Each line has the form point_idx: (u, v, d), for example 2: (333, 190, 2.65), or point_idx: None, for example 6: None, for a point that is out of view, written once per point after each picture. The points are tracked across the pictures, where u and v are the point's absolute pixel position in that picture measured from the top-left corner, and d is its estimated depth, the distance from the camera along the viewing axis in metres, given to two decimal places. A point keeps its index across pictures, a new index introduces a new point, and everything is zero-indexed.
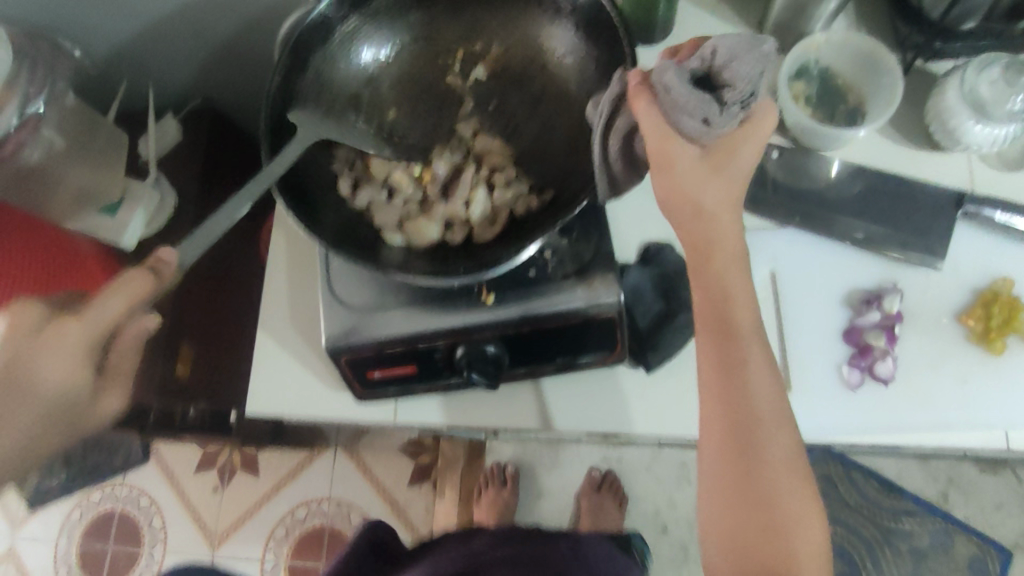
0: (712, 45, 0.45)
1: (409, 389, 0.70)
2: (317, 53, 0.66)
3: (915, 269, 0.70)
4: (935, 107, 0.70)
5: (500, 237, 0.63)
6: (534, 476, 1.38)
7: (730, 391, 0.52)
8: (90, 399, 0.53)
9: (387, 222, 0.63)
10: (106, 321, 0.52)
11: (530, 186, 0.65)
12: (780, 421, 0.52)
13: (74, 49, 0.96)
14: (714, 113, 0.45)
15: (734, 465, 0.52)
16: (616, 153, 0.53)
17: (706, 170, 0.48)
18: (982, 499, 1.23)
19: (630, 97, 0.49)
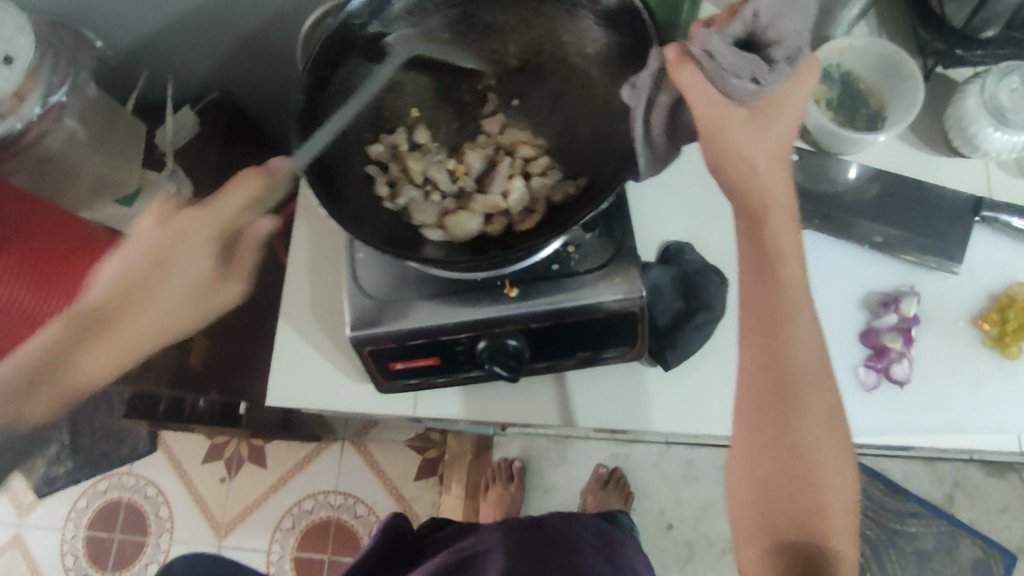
0: (754, 5, 0.45)
1: (429, 380, 0.71)
2: (339, 62, 0.65)
3: (932, 273, 0.71)
4: (954, 113, 0.71)
5: (540, 225, 0.63)
6: (541, 471, 1.39)
7: (763, 362, 0.52)
8: (216, 289, 0.56)
9: (427, 219, 0.65)
10: (227, 218, 0.55)
11: (564, 175, 0.66)
12: (818, 388, 0.52)
13: (97, 40, 0.98)
14: (763, 73, 0.46)
15: (769, 431, 0.52)
16: (660, 128, 0.53)
17: (753, 132, 0.49)
18: (986, 502, 1.25)
19: (670, 69, 0.49)
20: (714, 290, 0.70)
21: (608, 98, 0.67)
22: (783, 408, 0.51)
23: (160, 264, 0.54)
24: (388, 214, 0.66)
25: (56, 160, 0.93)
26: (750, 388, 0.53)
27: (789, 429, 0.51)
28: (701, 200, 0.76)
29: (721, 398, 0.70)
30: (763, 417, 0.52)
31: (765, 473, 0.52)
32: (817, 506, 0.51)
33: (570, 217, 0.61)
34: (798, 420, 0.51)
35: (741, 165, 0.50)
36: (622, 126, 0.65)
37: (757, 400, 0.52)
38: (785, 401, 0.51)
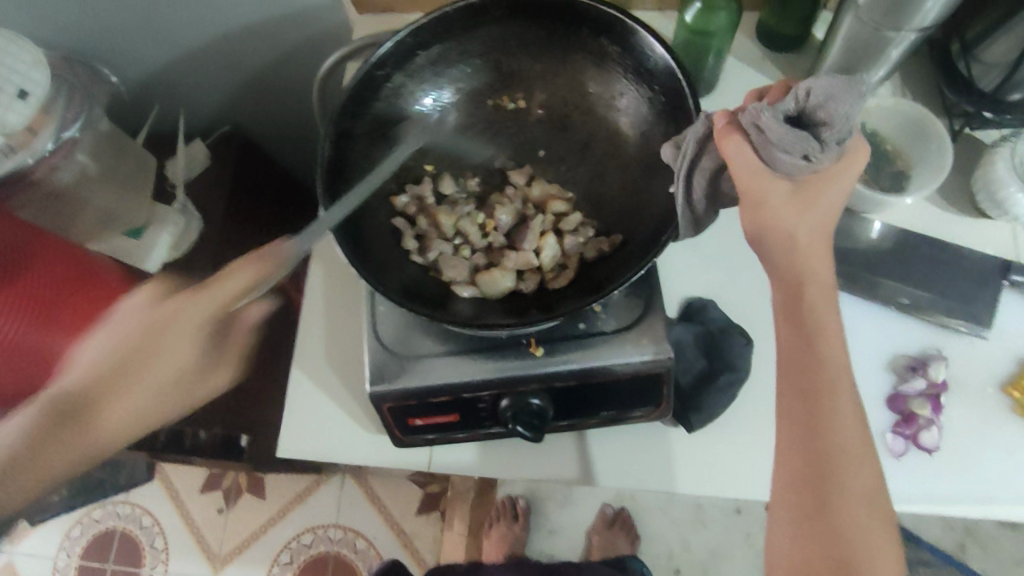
0: (807, 84, 0.46)
1: (449, 436, 0.69)
2: (362, 112, 0.65)
3: (961, 337, 0.70)
4: (982, 178, 0.71)
5: (574, 283, 0.63)
6: (547, 510, 1.37)
7: (804, 439, 0.51)
8: (214, 367, 0.56)
9: (457, 276, 0.63)
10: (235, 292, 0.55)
11: (596, 231, 0.66)
12: (860, 462, 0.50)
13: (111, 76, 0.98)
14: (814, 151, 0.47)
15: (808, 505, 0.50)
16: (701, 192, 0.54)
17: (793, 209, 0.49)
18: (998, 552, 1.24)
19: (718, 137, 0.50)
20: (739, 350, 0.69)
21: (638, 152, 0.67)
22: (823, 480, 0.50)
23: (145, 350, 0.53)
24: (416, 269, 0.64)
25: (65, 196, 0.90)
26: (788, 461, 0.52)
27: (830, 506, 0.50)
28: (725, 254, 0.75)
29: (747, 459, 0.68)
30: (804, 491, 0.50)
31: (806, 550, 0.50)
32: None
33: (609, 280, 0.61)
34: (837, 496, 0.50)
35: (783, 238, 0.51)
36: (656, 184, 0.64)
37: (796, 472, 0.51)
38: (825, 474, 0.50)
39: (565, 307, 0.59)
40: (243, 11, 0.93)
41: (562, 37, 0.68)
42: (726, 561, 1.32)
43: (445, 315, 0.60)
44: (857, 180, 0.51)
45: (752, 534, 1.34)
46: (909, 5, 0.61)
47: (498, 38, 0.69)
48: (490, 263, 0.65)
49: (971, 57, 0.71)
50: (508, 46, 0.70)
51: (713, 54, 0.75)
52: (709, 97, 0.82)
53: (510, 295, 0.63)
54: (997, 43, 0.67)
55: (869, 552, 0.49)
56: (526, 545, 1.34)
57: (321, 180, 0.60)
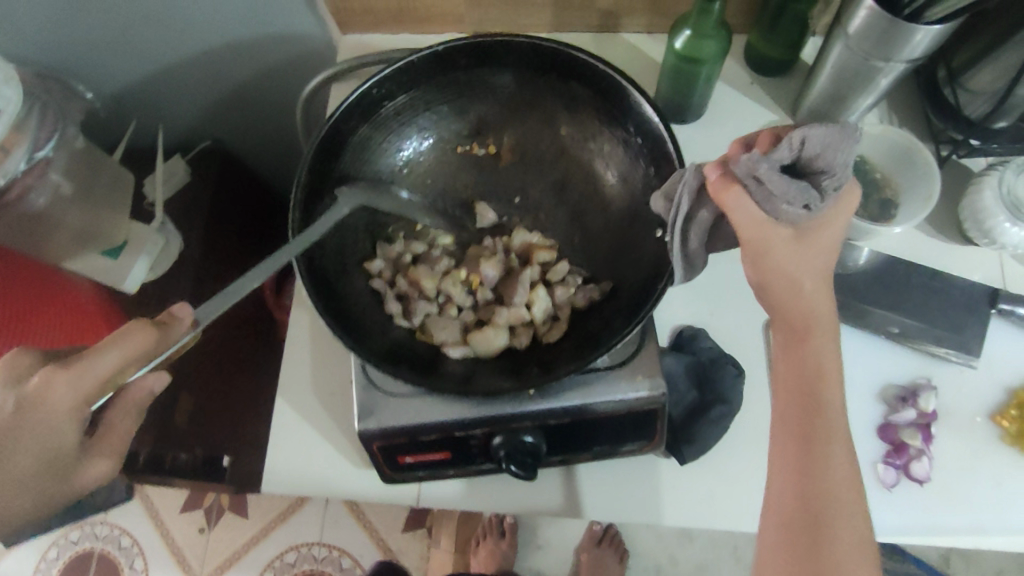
0: (804, 134, 0.45)
1: (439, 472, 0.67)
2: (331, 170, 0.64)
3: (950, 365, 0.70)
4: (970, 206, 0.71)
5: (568, 335, 0.62)
6: (535, 527, 1.36)
7: (796, 485, 0.50)
8: (81, 463, 0.50)
9: (449, 337, 0.62)
10: (98, 384, 0.49)
11: (584, 278, 0.66)
12: (851, 507, 0.50)
13: (86, 92, 0.94)
14: (815, 200, 0.46)
15: (799, 554, 0.49)
16: (699, 241, 0.53)
17: (795, 252, 0.49)
18: (983, 564, 1.26)
19: (714, 192, 0.48)
20: (731, 382, 0.69)
21: (617, 196, 0.67)
22: (813, 530, 0.49)
23: (3, 445, 0.47)
24: (403, 333, 0.63)
25: (40, 218, 0.89)
26: (781, 502, 0.51)
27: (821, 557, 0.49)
28: (714, 282, 0.75)
29: (742, 490, 0.68)
30: (794, 541, 0.49)
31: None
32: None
33: (604, 330, 0.60)
34: (829, 543, 0.49)
35: (781, 279, 0.50)
36: (639, 225, 0.64)
37: (791, 514, 0.50)
38: (815, 520, 0.49)
39: (562, 362, 0.58)
40: (224, 30, 0.90)
41: (530, 80, 0.67)
42: None
43: (438, 380, 0.58)
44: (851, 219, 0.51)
45: (740, 548, 1.33)
46: (899, 36, 0.60)
47: (463, 83, 0.68)
48: (479, 321, 0.64)
49: (958, 85, 0.71)
50: (477, 93, 0.69)
51: (703, 80, 0.75)
52: (698, 121, 0.81)
53: (503, 353, 0.62)
54: (984, 72, 0.67)
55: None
56: (514, 563, 1.32)
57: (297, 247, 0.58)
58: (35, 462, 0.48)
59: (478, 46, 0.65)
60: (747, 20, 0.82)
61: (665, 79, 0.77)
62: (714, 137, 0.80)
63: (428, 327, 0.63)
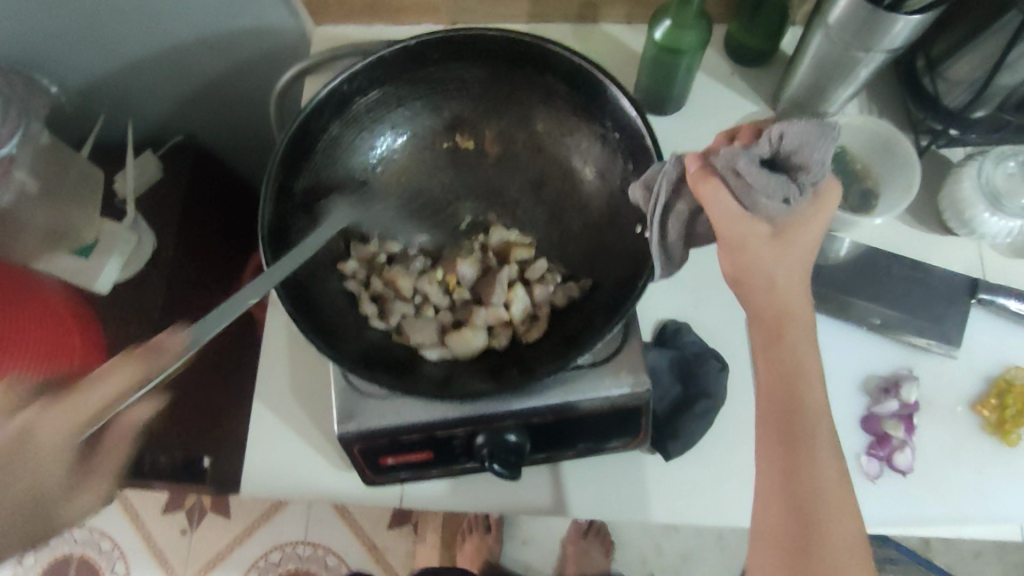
0: (781, 128, 0.45)
1: (422, 473, 0.66)
2: (302, 169, 0.62)
3: (930, 356, 0.70)
4: (950, 196, 0.71)
5: (548, 334, 0.61)
6: (521, 521, 1.35)
7: (782, 481, 0.50)
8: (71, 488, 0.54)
9: (425, 339, 0.61)
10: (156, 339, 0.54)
11: (563, 276, 0.64)
12: (839, 502, 0.50)
13: (50, 85, 0.90)
14: (792, 194, 0.47)
15: (788, 551, 0.49)
16: (677, 233, 0.53)
17: (775, 247, 0.49)
18: (961, 548, 1.29)
19: (691, 182, 0.49)
20: (714, 377, 0.68)
21: (595, 192, 0.66)
22: (802, 527, 0.49)
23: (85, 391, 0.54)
24: (379, 336, 0.61)
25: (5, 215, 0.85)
26: (768, 500, 0.51)
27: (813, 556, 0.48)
28: (696, 274, 0.74)
29: (726, 484, 0.67)
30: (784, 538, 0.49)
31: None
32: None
33: (585, 330, 0.59)
34: (818, 541, 0.49)
35: (764, 275, 0.50)
36: (619, 220, 0.63)
37: (779, 514, 0.50)
38: (804, 520, 0.49)
39: (542, 363, 0.57)
40: (194, 21, 0.87)
41: (506, 75, 0.66)
42: (701, 565, 1.32)
43: (416, 383, 0.57)
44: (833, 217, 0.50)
45: (724, 537, 1.34)
46: (880, 26, 0.60)
47: (437, 78, 0.66)
48: (457, 322, 0.63)
49: (937, 74, 0.71)
50: (450, 89, 0.67)
51: (683, 71, 0.74)
52: (678, 113, 0.80)
53: (482, 354, 0.61)
54: (963, 61, 0.67)
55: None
56: (501, 557, 1.32)
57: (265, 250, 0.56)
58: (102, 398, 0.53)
59: (451, 40, 0.63)
60: (727, 9, 0.81)
61: (644, 71, 0.76)
62: (695, 128, 0.79)
63: (404, 329, 0.62)
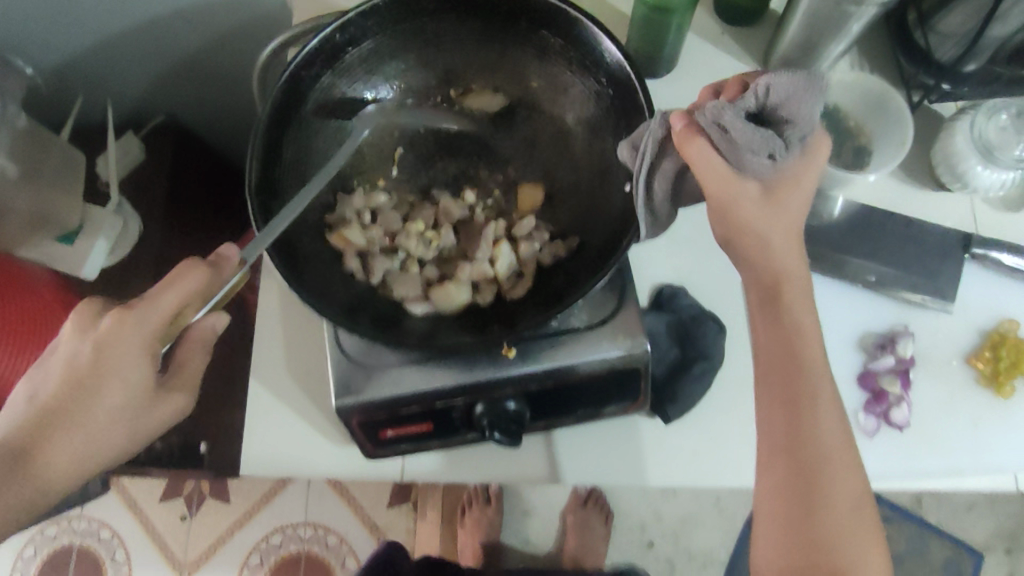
0: (767, 81, 0.44)
1: (423, 445, 0.66)
2: (290, 120, 0.61)
3: (925, 311, 0.70)
4: (942, 151, 0.71)
5: (534, 291, 0.60)
6: (520, 494, 1.35)
7: (783, 439, 0.50)
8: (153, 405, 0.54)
9: (409, 293, 0.60)
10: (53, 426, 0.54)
11: (550, 235, 0.63)
12: (841, 460, 0.50)
13: (26, 66, 0.87)
14: (779, 149, 0.45)
15: (792, 508, 0.50)
16: (663, 192, 0.51)
17: (765, 210, 0.49)
18: (954, 502, 1.31)
19: (676, 142, 0.48)
20: (712, 340, 0.68)
21: (586, 150, 0.65)
22: (806, 488, 0.50)
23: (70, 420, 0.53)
24: (363, 289, 0.61)
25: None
26: (772, 463, 0.51)
27: (815, 511, 0.49)
28: (691, 236, 0.74)
29: (726, 446, 0.68)
30: (788, 496, 0.50)
31: (795, 558, 0.49)
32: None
33: (570, 287, 0.58)
34: (822, 499, 0.49)
35: (762, 238, 0.49)
36: (609, 180, 0.63)
37: (784, 477, 0.50)
38: (807, 478, 0.50)
39: (527, 319, 0.56)
40: None
41: (498, 31, 0.65)
42: (699, 529, 1.34)
43: (397, 336, 0.56)
44: (822, 171, 0.49)
45: (722, 501, 1.35)
46: None
47: (431, 31, 0.65)
48: (443, 277, 0.63)
49: (928, 28, 0.70)
50: (443, 43, 0.66)
51: (673, 29, 0.72)
52: (668, 75, 0.79)
53: (467, 309, 0.60)
54: (953, 13, 0.66)
55: (854, 557, 0.49)
56: (501, 529, 1.33)
57: (252, 203, 0.56)
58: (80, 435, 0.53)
59: None
60: None
61: (633, 32, 0.74)
62: (685, 91, 0.79)
63: (388, 282, 0.61)
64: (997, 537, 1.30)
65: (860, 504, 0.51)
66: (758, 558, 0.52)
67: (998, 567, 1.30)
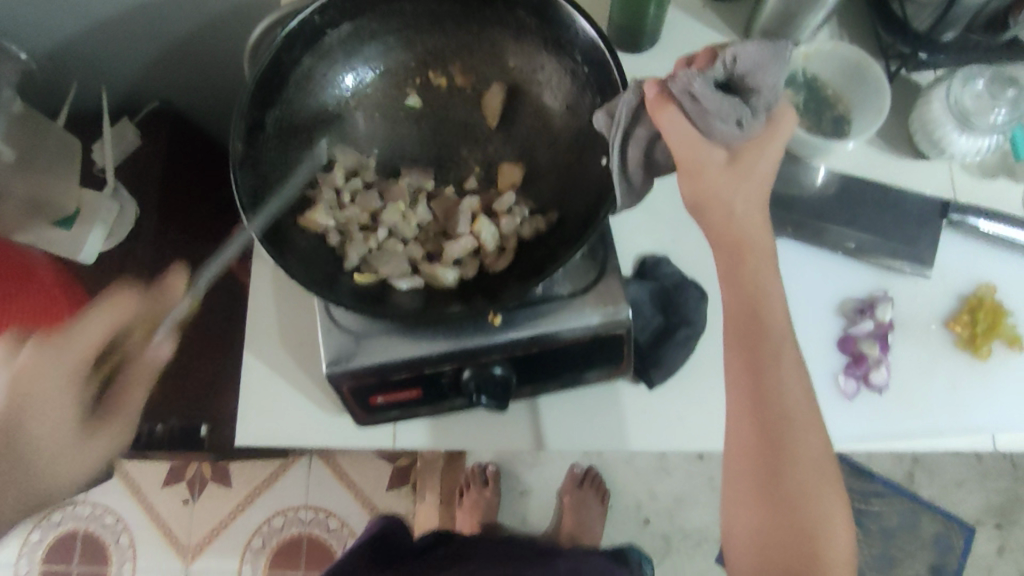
0: (735, 51, 0.46)
1: (412, 412, 0.68)
2: (272, 99, 0.62)
3: (904, 277, 0.72)
4: (919, 117, 0.72)
5: (515, 264, 0.62)
6: (517, 474, 1.36)
7: (752, 399, 0.52)
8: (85, 435, 0.54)
9: (393, 270, 0.61)
10: (89, 348, 0.54)
11: (530, 209, 0.64)
12: (809, 420, 0.52)
13: (20, 52, 0.88)
14: (746, 117, 0.47)
15: (762, 467, 0.51)
16: (636, 161, 0.53)
17: (731, 175, 0.49)
18: (944, 477, 1.32)
19: (649, 110, 0.49)
20: (694, 305, 0.70)
21: (564, 124, 0.66)
22: (775, 446, 0.51)
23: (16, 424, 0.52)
24: (349, 266, 0.61)
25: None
26: (741, 423, 0.53)
27: (783, 467, 0.51)
28: (675, 207, 0.75)
29: (708, 411, 0.70)
30: (757, 456, 0.52)
31: (767, 511, 0.51)
32: (812, 546, 0.50)
33: (550, 259, 0.60)
34: (790, 458, 0.51)
35: (731, 204, 0.51)
36: (585, 152, 0.64)
37: (754, 436, 0.52)
38: (776, 436, 0.51)
39: (510, 291, 0.58)
40: None
41: (476, 10, 0.66)
42: (694, 506, 1.36)
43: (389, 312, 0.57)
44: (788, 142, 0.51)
45: (716, 479, 1.37)
46: None
47: (408, 11, 0.66)
48: (427, 254, 0.63)
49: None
50: (421, 22, 0.67)
51: (654, 4, 0.72)
52: (651, 50, 0.80)
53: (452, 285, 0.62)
54: None
55: (819, 510, 0.51)
56: (500, 510, 1.33)
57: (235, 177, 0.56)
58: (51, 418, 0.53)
59: None
60: None
61: (615, 6, 0.75)
62: (668, 66, 0.80)
63: (373, 260, 0.62)
64: (987, 513, 1.31)
65: (825, 461, 0.52)
66: (732, 513, 0.53)
67: (989, 542, 1.31)
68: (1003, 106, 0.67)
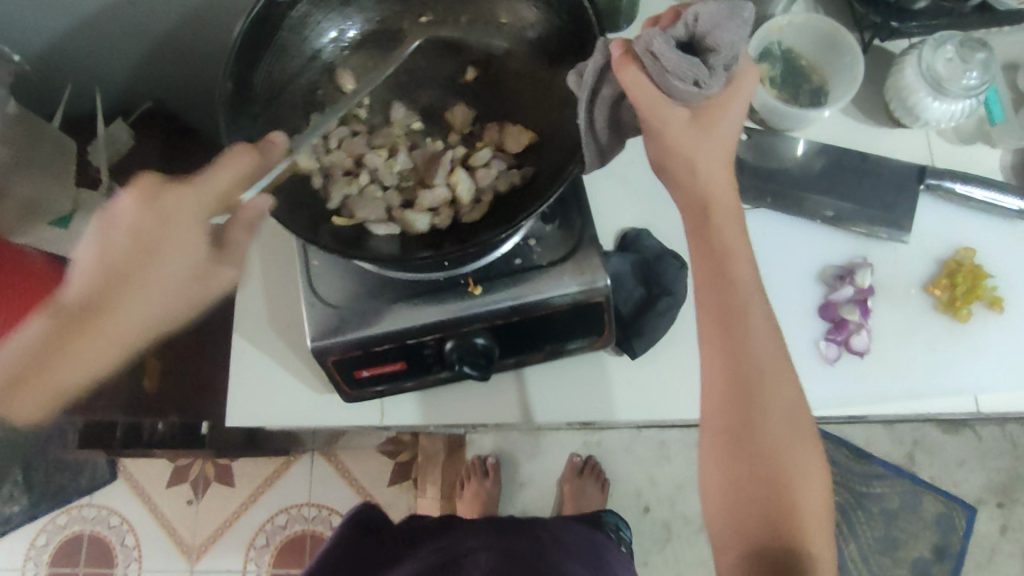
0: (696, 10, 0.47)
1: (398, 386, 0.69)
2: (264, 43, 0.63)
3: (883, 244, 0.72)
4: (894, 86, 0.72)
5: (488, 215, 0.62)
6: (517, 464, 1.29)
7: (719, 358, 0.53)
8: (203, 279, 0.52)
9: (369, 215, 0.62)
10: (215, 195, 0.50)
11: (508, 164, 0.65)
12: (783, 380, 0.53)
13: (14, 53, 0.90)
14: (703, 76, 0.48)
15: (736, 428, 0.52)
16: (603, 121, 0.54)
17: (694, 135, 0.51)
18: (945, 457, 1.23)
19: (615, 67, 0.50)
20: (675, 274, 0.71)
21: (547, 83, 0.68)
22: (748, 407, 0.52)
23: (139, 266, 0.49)
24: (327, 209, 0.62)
25: None
26: (714, 384, 0.53)
27: (756, 427, 0.52)
28: (655, 180, 0.76)
29: (691, 380, 0.71)
30: (729, 417, 0.52)
31: (741, 467, 0.52)
32: (784, 506, 0.51)
33: (521, 208, 0.61)
34: (762, 418, 0.52)
35: (694, 169, 0.52)
36: (566, 111, 0.66)
37: (728, 398, 0.52)
38: (749, 395, 0.52)
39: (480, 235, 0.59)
40: None
41: None
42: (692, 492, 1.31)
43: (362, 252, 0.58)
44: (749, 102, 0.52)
45: None
46: None
47: None
48: (406, 201, 0.64)
49: None
50: None
51: None
52: (629, 28, 0.81)
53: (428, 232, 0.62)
54: None
55: (791, 466, 0.52)
56: (500, 502, 1.27)
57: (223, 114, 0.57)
58: (172, 258, 0.50)
59: None
60: None
61: None
62: None
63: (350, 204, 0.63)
64: (990, 491, 1.22)
65: (801, 419, 0.53)
66: (706, 472, 0.54)
67: (991, 522, 1.22)
68: (975, 69, 0.67)
